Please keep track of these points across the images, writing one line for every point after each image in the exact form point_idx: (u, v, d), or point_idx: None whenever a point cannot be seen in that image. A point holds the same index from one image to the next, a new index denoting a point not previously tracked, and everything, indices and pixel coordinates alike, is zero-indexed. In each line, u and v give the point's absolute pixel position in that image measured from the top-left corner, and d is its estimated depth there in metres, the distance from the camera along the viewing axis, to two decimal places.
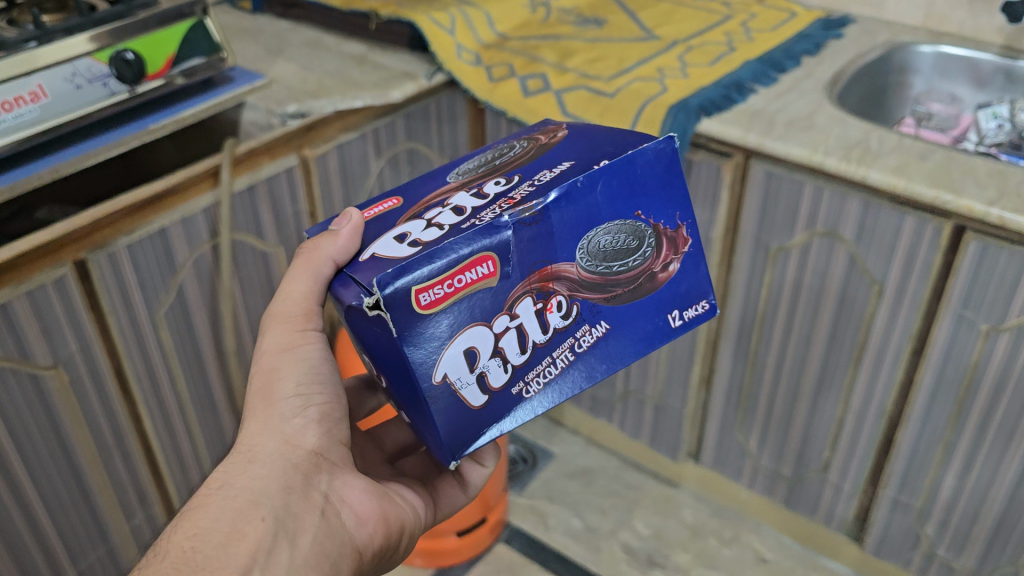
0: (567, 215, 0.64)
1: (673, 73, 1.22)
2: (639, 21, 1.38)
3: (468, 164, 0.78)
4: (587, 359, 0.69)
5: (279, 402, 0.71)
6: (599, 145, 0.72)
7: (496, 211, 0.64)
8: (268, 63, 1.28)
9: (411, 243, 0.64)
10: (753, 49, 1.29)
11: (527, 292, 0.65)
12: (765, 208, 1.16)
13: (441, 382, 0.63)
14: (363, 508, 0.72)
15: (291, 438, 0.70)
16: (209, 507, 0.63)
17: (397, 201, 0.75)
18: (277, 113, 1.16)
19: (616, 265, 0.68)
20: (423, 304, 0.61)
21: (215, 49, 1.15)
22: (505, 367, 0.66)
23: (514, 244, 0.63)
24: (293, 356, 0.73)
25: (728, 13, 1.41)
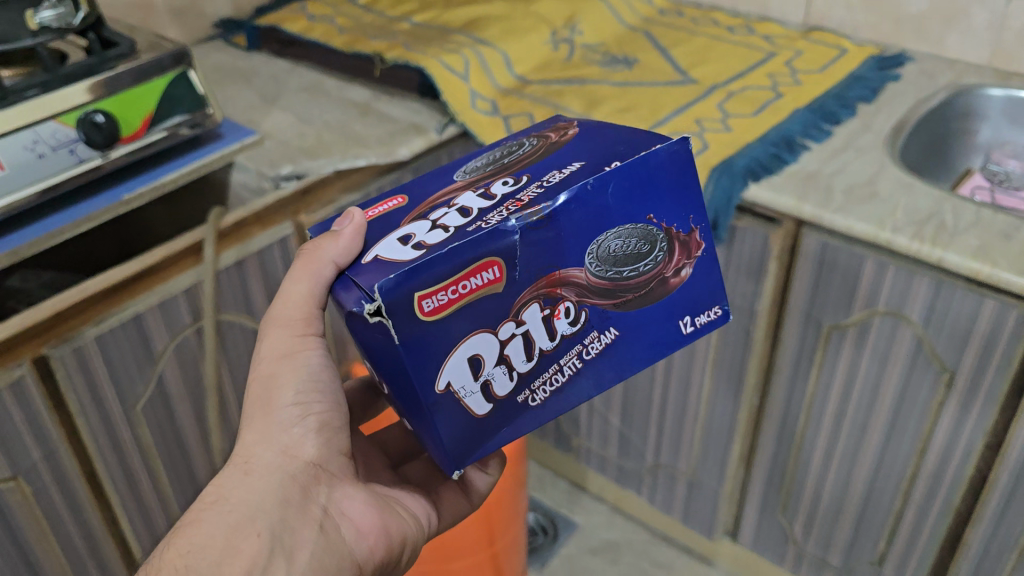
0: (577, 215, 0.60)
1: (713, 125, 1.09)
2: (674, 61, 1.25)
3: (476, 162, 0.73)
4: (597, 366, 0.66)
5: (279, 412, 0.67)
6: (610, 142, 0.67)
7: (502, 213, 0.60)
8: (261, 112, 1.16)
9: (413, 245, 0.59)
10: (801, 95, 1.15)
11: (534, 298, 0.61)
12: (818, 284, 1.03)
13: (444, 391, 0.60)
14: (366, 520, 0.69)
15: (290, 450, 0.67)
16: (202, 524, 0.61)
17: (402, 199, 0.70)
18: (269, 175, 1.04)
19: (626, 270, 0.64)
20: (426, 310, 0.57)
21: (199, 104, 1.03)
22: (511, 375, 0.63)
23: (520, 246, 0.59)
24: (294, 364, 0.68)
25: (770, 50, 1.28)
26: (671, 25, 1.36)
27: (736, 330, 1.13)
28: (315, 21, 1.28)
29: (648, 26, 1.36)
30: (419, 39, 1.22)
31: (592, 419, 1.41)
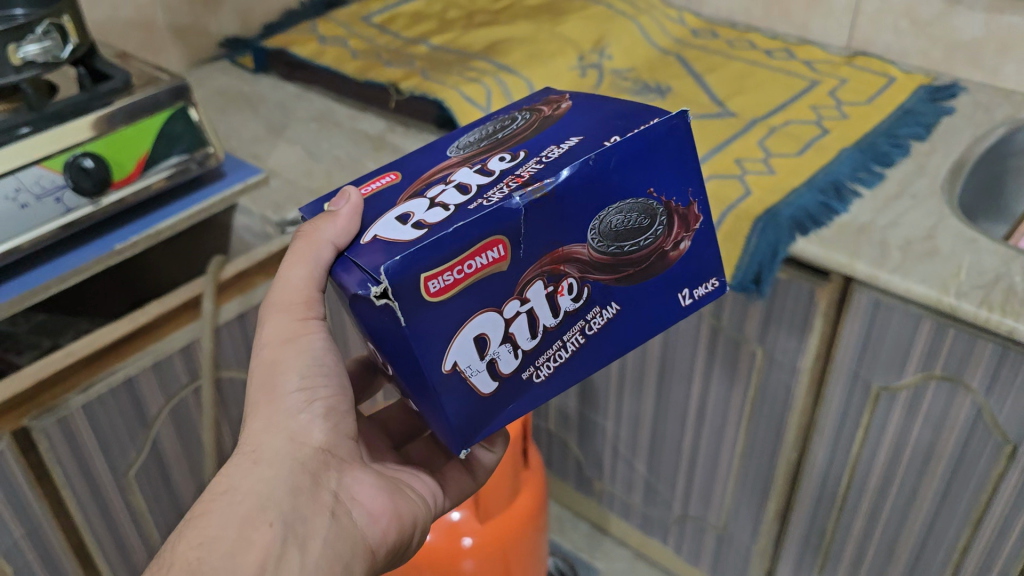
0: (582, 190, 0.59)
1: (755, 167, 1.01)
2: (710, 91, 1.17)
3: (471, 138, 0.71)
4: (598, 342, 0.64)
5: (284, 399, 0.66)
6: (607, 116, 0.66)
7: (503, 190, 0.58)
8: (267, 145, 1.08)
9: (413, 226, 0.58)
10: (849, 131, 1.07)
11: (539, 276, 0.59)
12: (868, 343, 0.94)
13: (451, 371, 0.58)
14: (375, 504, 0.69)
15: (298, 437, 0.66)
16: (213, 515, 0.60)
17: (395, 176, 0.69)
18: (274, 220, 0.96)
19: (627, 245, 0.62)
20: (432, 291, 0.55)
21: (200, 142, 0.95)
22: (516, 353, 0.61)
23: (526, 221, 0.57)
24: (296, 351, 0.68)
25: (812, 78, 1.19)
26: (704, 49, 1.28)
27: (775, 385, 1.05)
28: (326, 44, 1.19)
29: (681, 49, 1.28)
30: (437, 67, 1.14)
31: (617, 463, 1.34)
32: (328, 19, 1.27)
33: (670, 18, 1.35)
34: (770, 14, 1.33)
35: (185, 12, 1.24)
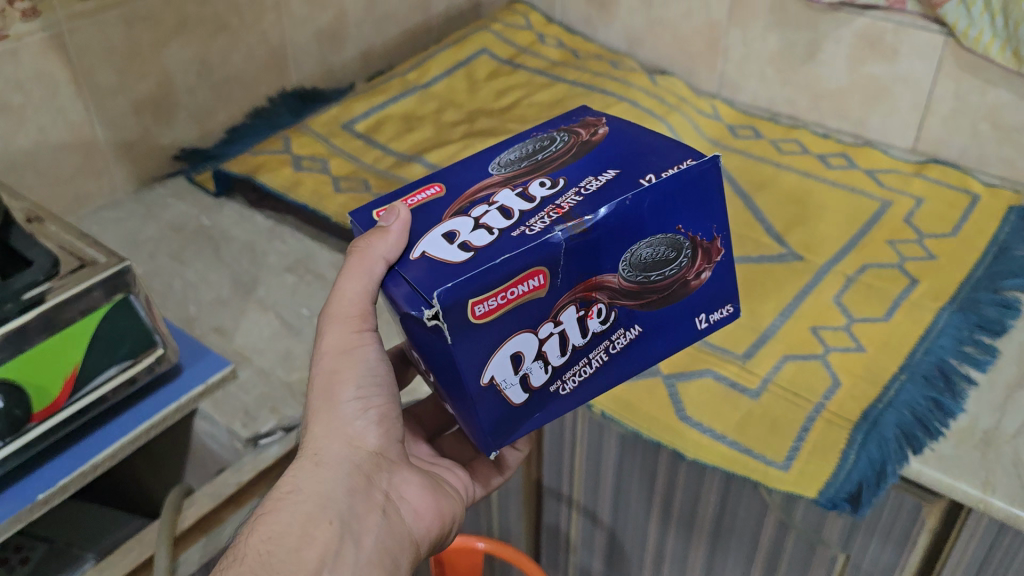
0: (618, 225, 0.54)
1: (840, 339, 0.82)
2: (764, 218, 0.98)
3: (512, 154, 0.64)
4: (620, 360, 0.60)
5: (341, 411, 0.58)
6: (641, 144, 0.60)
7: (543, 219, 0.54)
8: (234, 309, 0.87)
9: (462, 249, 0.53)
10: (941, 280, 0.89)
11: (571, 301, 0.55)
12: (984, 569, 0.77)
13: (487, 385, 0.54)
14: (422, 506, 0.61)
15: (354, 441, 0.58)
16: (277, 513, 0.54)
17: (438, 189, 0.61)
18: (244, 435, 0.75)
19: (654, 275, 0.58)
20: (477, 315, 0.51)
21: (148, 341, 0.73)
22: (546, 368, 0.56)
23: (565, 254, 0.52)
24: (354, 361, 0.59)
25: (882, 198, 1.01)
26: (748, 155, 1.09)
27: None
28: (302, 170, 0.99)
29: (721, 153, 1.09)
30: None
31: None
32: (302, 129, 1.06)
33: (703, 114, 1.17)
34: (819, 106, 1.15)
35: (131, 125, 1.02)
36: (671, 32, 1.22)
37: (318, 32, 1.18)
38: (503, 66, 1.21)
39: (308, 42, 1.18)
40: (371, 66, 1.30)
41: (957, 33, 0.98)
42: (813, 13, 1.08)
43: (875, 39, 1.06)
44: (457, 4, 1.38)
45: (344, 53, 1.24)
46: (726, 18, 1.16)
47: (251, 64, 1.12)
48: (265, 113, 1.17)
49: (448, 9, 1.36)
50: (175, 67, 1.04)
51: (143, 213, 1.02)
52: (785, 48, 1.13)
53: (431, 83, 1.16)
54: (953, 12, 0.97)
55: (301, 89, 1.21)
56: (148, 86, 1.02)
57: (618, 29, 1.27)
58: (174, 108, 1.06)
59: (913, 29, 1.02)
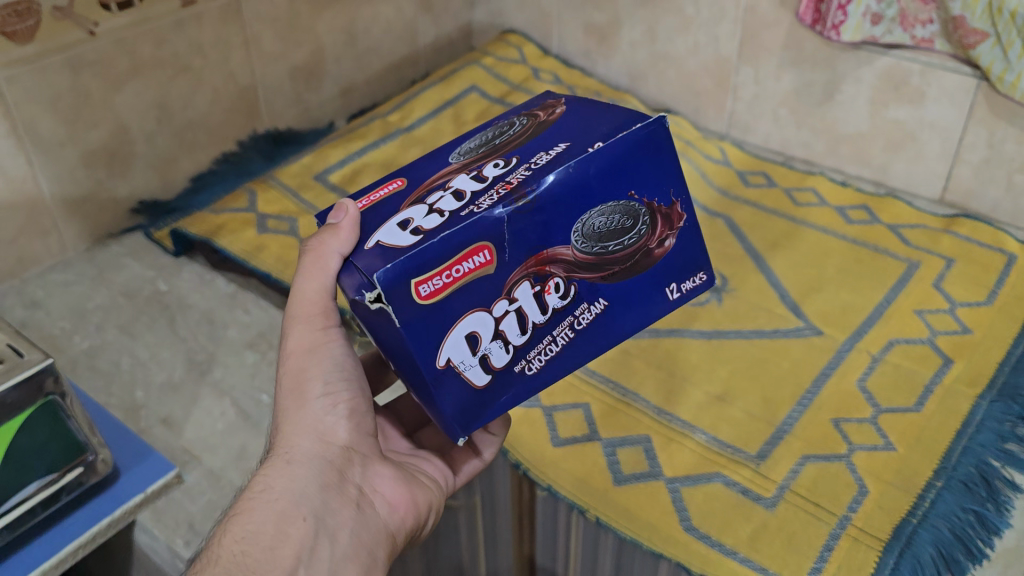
0: (563, 195, 0.49)
1: (866, 436, 0.73)
2: (779, 285, 0.88)
3: (471, 143, 0.58)
4: (590, 338, 0.53)
5: (309, 409, 0.53)
6: (593, 115, 0.55)
7: (492, 196, 0.49)
8: (186, 396, 0.78)
9: (410, 231, 0.48)
10: (979, 362, 0.79)
11: (525, 276, 0.49)
12: None
13: (445, 368, 0.49)
14: (402, 496, 0.56)
15: (324, 436, 0.53)
16: (249, 512, 0.50)
17: (399, 182, 0.56)
18: (186, 554, 0.66)
19: (613, 245, 0.52)
20: (423, 295, 0.47)
21: (77, 447, 0.64)
22: (508, 348, 0.51)
23: (509, 228, 0.48)
24: (319, 358, 0.54)
25: (909, 258, 0.92)
26: (760, 207, 1.00)
27: None
28: (267, 232, 0.93)
29: (729, 205, 1.00)
30: None
31: None
32: (269, 181, 1.00)
33: (711, 159, 1.08)
34: (837, 151, 1.05)
35: (81, 179, 0.92)
36: (675, 67, 1.13)
37: (292, 69, 1.09)
38: (493, 106, 1.12)
39: (282, 81, 1.09)
40: (352, 104, 1.20)
41: (991, 76, 0.88)
42: (830, 51, 0.99)
43: (899, 81, 0.96)
44: (446, 34, 1.28)
45: (322, 92, 1.15)
46: (736, 54, 1.07)
47: (217, 106, 1.02)
48: (235, 158, 1.07)
49: (436, 40, 1.27)
50: (130, 113, 0.94)
51: (95, 277, 0.92)
52: (800, 88, 1.04)
53: (414, 125, 1.08)
54: (988, 53, 0.87)
55: (275, 131, 1.11)
56: (99, 135, 0.92)
57: (619, 63, 1.18)
58: (131, 158, 0.96)
59: (942, 70, 0.93)
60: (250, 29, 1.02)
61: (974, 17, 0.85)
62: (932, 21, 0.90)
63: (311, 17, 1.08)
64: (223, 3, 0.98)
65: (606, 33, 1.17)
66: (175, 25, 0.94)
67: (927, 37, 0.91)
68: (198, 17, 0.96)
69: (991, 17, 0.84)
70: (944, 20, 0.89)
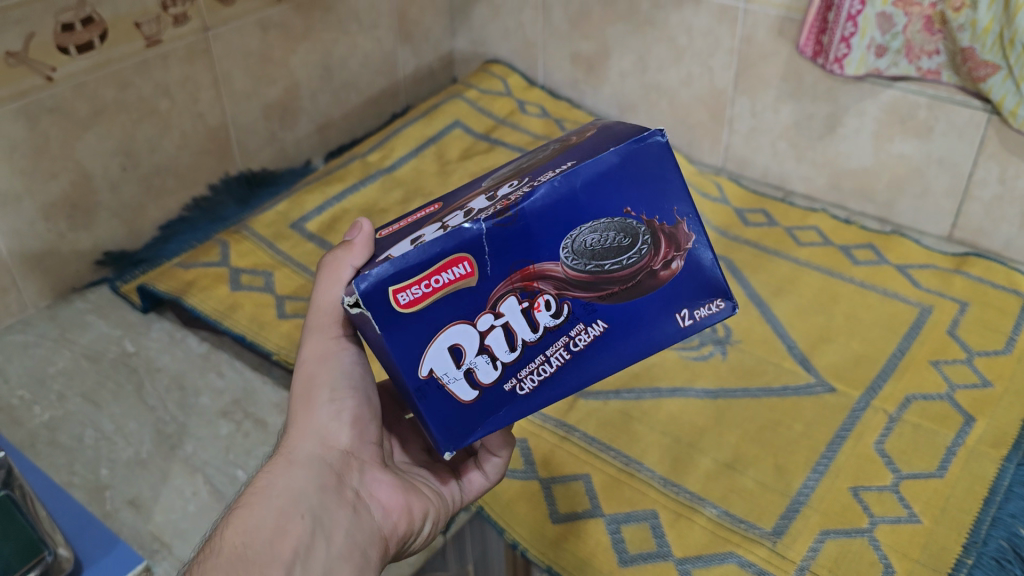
0: (549, 207, 0.44)
1: (888, 506, 0.68)
2: (786, 335, 0.84)
3: (507, 167, 0.54)
4: (588, 363, 0.47)
5: (315, 414, 0.49)
6: (608, 130, 0.49)
7: (481, 211, 0.45)
8: (154, 473, 0.72)
9: (409, 244, 0.45)
10: (1004, 420, 0.74)
11: (512, 291, 0.45)
12: None
13: (427, 379, 0.45)
14: (404, 504, 0.50)
15: (327, 440, 0.49)
16: (248, 507, 0.45)
17: (433, 207, 0.52)
18: None
19: (609, 263, 0.46)
20: (402, 304, 0.43)
21: (30, 545, 0.57)
22: (495, 365, 0.46)
23: (491, 240, 0.44)
24: (329, 367, 0.50)
25: (920, 302, 0.87)
26: (761, 248, 0.95)
27: None
28: (240, 289, 0.87)
29: (728, 246, 0.95)
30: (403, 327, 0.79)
31: None
32: (242, 231, 0.94)
33: (709, 197, 1.03)
34: (840, 186, 1.01)
35: (40, 233, 0.86)
36: (668, 99, 1.08)
37: (266, 107, 1.04)
38: (479, 143, 1.07)
39: (255, 120, 1.03)
40: (330, 141, 1.15)
41: (1004, 111, 0.83)
42: (832, 83, 0.94)
43: (905, 114, 0.92)
44: (427, 64, 1.23)
45: (298, 129, 1.09)
46: (732, 86, 1.02)
47: (186, 149, 0.96)
48: (206, 204, 1.01)
49: (417, 70, 1.22)
50: (93, 161, 0.88)
51: (57, 337, 0.85)
52: (801, 120, 0.99)
53: (396, 165, 1.03)
54: (999, 87, 0.82)
55: (248, 173, 1.05)
56: (59, 187, 0.86)
57: (608, 94, 1.14)
58: (95, 209, 0.90)
59: (950, 104, 0.88)
60: (220, 67, 0.96)
61: (984, 49, 0.80)
62: (938, 52, 0.85)
63: (284, 51, 1.03)
64: (191, 41, 0.92)
65: (595, 63, 1.12)
66: (139, 67, 0.88)
67: (934, 68, 0.87)
68: (164, 57, 0.90)
69: (1002, 50, 0.79)
70: (951, 52, 0.84)
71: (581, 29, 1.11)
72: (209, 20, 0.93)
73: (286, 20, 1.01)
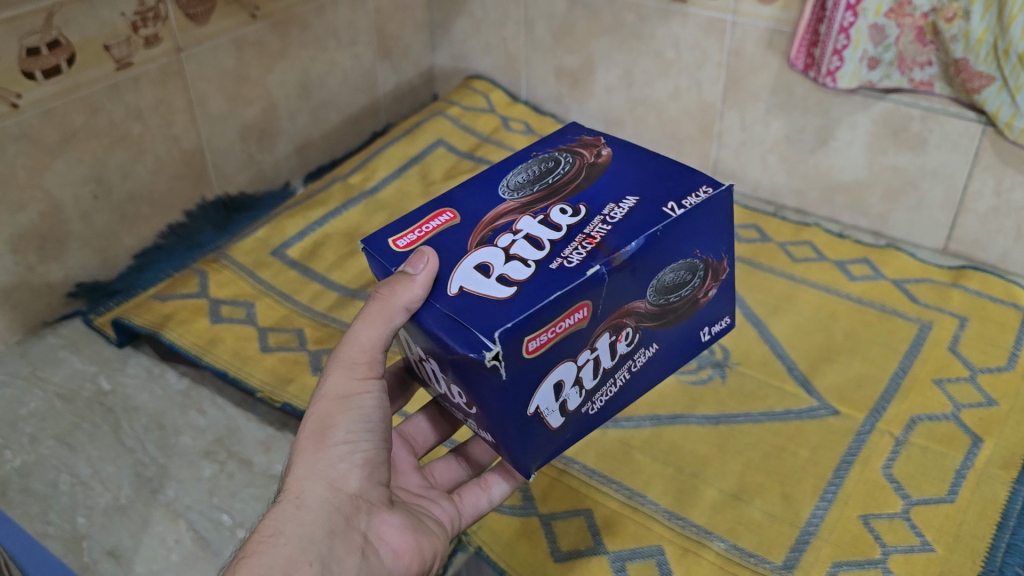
0: (648, 254, 0.48)
1: (900, 535, 0.66)
2: (786, 356, 0.82)
3: (516, 176, 0.54)
4: (640, 377, 0.55)
5: (326, 455, 0.46)
6: (645, 165, 0.53)
7: (578, 251, 0.47)
8: (135, 520, 0.68)
9: (500, 281, 0.46)
10: (1012, 440, 0.73)
11: (607, 328, 0.49)
12: None
13: (532, 416, 0.48)
14: (414, 546, 0.47)
15: (337, 482, 0.46)
16: (252, 557, 0.42)
17: (450, 215, 0.52)
18: None
19: (672, 297, 0.53)
20: (530, 350, 0.45)
21: None
22: (579, 391, 0.50)
23: (605, 286, 0.47)
24: (349, 408, 0.48)
25: (920, 318, 0.85)
26: (755, 264, 0.93)
27: None
28: (221, 322, 0.84)
29: None
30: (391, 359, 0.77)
31: None
32: (221, 259, 0.91)
33: None
34: (832, 199, 0.99)
35: (8, 267, 0.82)
36: (656, 113, 1.06)
37: (243, 129, 1.00)
38: (463, 163, 1.05)
39: (232, 142, 1.00)
40: (310, 162, 1.12)
41: (999, 122, 0.81)
42: (822, 96, 0.93)
43: (898, 127, 0.90)
44: (407, 80, 1.21)
45: (276, 150, 1.06)
46: (720, 99, 1.00)
47: (161, 174, 0.93)
48: (182, 230, 0.98)
49: (397, 88, 1.19)
50: (63, 191, 0.84)
51: (27, 376, 0.81)
52: (791, 134, 0.97)
53: (378, 186, 1.01)
54: (994, 98, 0.79)
55: (225, 198, 1.02)
56: (28, 217, 0.82)
57: (593, 109, 1.12)
58: (65, 240, 0.86)
59: (944, 115, 0.87)
60: (194, 89, 0.93)
61: (978, 60, 0.78)
62: (931, 63, 0.83)
63: (261, 71, 1.00)
64: (163, 63, 0.89)
65: (579, 78, 1.10)
66: (109, 91, 0.85)
67: (926, 80, 0.84)
68: (136, 80, 0.87)
69: (996, 60, 0.77)
70: (943, 63, 0.82)
71: (565, 44, 1.08)
72: (182, 40, 0.89)
73: (262, 39, 0.98)
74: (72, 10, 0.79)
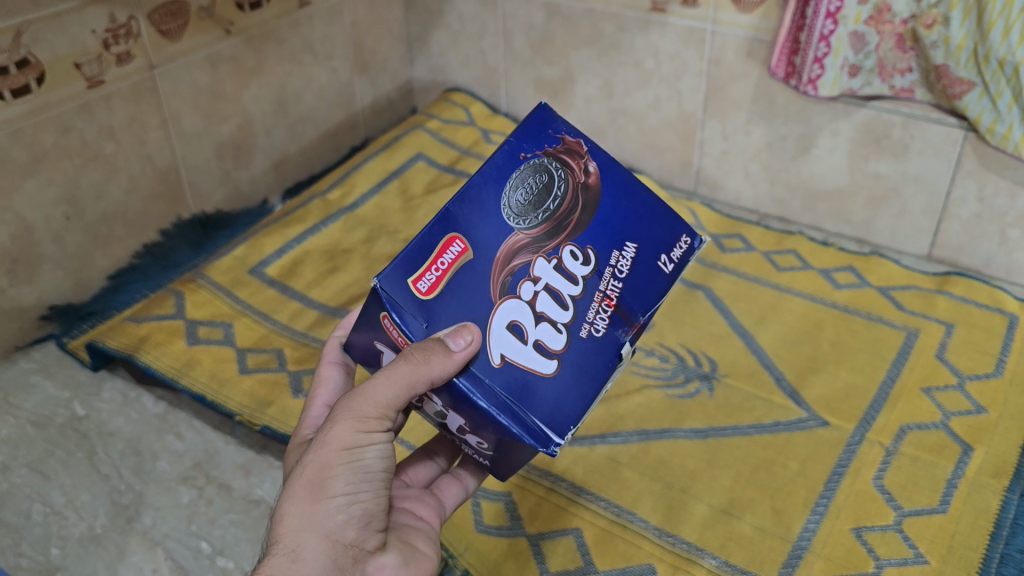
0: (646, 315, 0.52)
1: (893, 547, 0.65)
2: (773, 367, 0.81)
3: (512, 193, 0.48)
4: None
5: (324, 508, 0.44)
6: (637, 195, 0.51)
7: (600, 317, 0.49)
8: (110, 550, 0.66)
9: (542, 356, 0.47)
10: (1002, 447, 0.72)
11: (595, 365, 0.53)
12: None
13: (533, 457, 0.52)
14: None
15: (332, 537, 0.44)
16: None
17: (463, 245, 0.46)
18: None
19: None
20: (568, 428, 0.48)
21: None
22: None
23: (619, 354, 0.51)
24: (354, 461, 0.45)
25: (906, 325, 0.85)
26: (741, 274, 0.92)
27: None
28: (198, 343, 0.82)
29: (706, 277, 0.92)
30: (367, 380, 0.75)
31: None
32: (198, 279, 0.89)
33: None
34: (815, 208, 0.99)
35: None
36: (637, 124, 1.06)
37: (219, 145, 0.99)
38: (443, 177, 1.04)
39: (208, 160, 0.98)
40: (288, 178, 1.10)
41: (981, 128, 0.80)
42: (804, 104, 0.92)
43: (879, 134, 0.89)
44: (385, 94, 1.20)
45: (253, 167, 1.05)
46: (701, 108, 0.99)
47: (136, 194, 0.91)
48: (158, 250, 0.96)
49: (375, 101, 1.18)
50: (34, 212, 0.82)
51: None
52: (773, 142, 0.97)
53: (357, 203, 1.00)
54: (975, 104, 0.79)
55: (202, 216, 1.00)
56: None
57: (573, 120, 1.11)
58: (38, 261, 0.84)
59: (926, 121, 0.86)
60: (168, 107, 0.91)
61: (958, 66, 0.78)
62: (911, 70, 0.83)
63: (236, 87, 0.98)
64: (136, 81, 0.87)
65: (559, 89, 1.09)
66: (81, 109, 0.83)
67: (907, 86, 0.84)
68: (108, 97, 0.85)
69: (977, 66, 0.76)
70: (924, 69, 0.82)
71: (544, 55, 1.08)
72: (155, 57, 0.88)
73: (237, 54, 0.97)
74: (41, 28, 0.77)
